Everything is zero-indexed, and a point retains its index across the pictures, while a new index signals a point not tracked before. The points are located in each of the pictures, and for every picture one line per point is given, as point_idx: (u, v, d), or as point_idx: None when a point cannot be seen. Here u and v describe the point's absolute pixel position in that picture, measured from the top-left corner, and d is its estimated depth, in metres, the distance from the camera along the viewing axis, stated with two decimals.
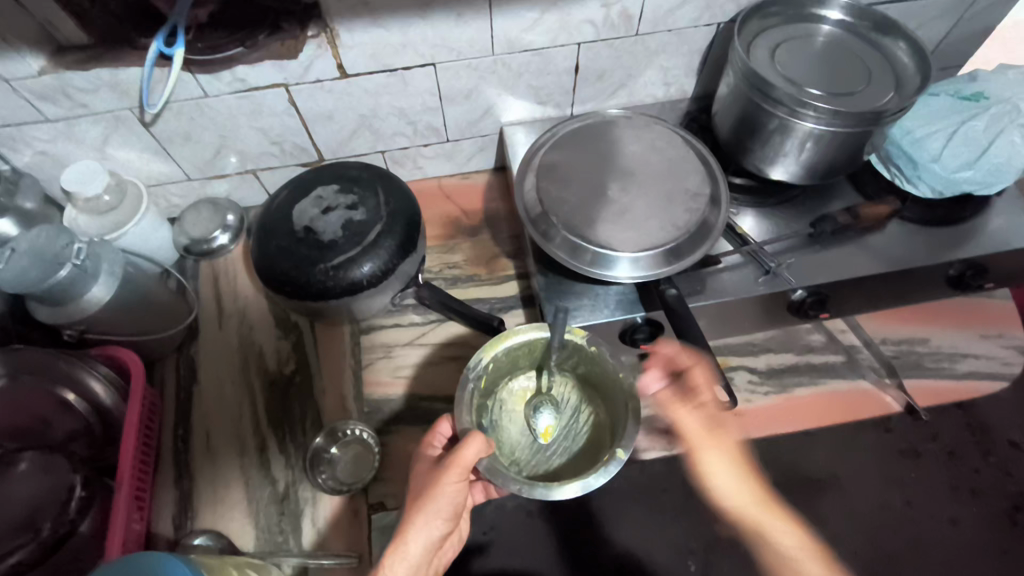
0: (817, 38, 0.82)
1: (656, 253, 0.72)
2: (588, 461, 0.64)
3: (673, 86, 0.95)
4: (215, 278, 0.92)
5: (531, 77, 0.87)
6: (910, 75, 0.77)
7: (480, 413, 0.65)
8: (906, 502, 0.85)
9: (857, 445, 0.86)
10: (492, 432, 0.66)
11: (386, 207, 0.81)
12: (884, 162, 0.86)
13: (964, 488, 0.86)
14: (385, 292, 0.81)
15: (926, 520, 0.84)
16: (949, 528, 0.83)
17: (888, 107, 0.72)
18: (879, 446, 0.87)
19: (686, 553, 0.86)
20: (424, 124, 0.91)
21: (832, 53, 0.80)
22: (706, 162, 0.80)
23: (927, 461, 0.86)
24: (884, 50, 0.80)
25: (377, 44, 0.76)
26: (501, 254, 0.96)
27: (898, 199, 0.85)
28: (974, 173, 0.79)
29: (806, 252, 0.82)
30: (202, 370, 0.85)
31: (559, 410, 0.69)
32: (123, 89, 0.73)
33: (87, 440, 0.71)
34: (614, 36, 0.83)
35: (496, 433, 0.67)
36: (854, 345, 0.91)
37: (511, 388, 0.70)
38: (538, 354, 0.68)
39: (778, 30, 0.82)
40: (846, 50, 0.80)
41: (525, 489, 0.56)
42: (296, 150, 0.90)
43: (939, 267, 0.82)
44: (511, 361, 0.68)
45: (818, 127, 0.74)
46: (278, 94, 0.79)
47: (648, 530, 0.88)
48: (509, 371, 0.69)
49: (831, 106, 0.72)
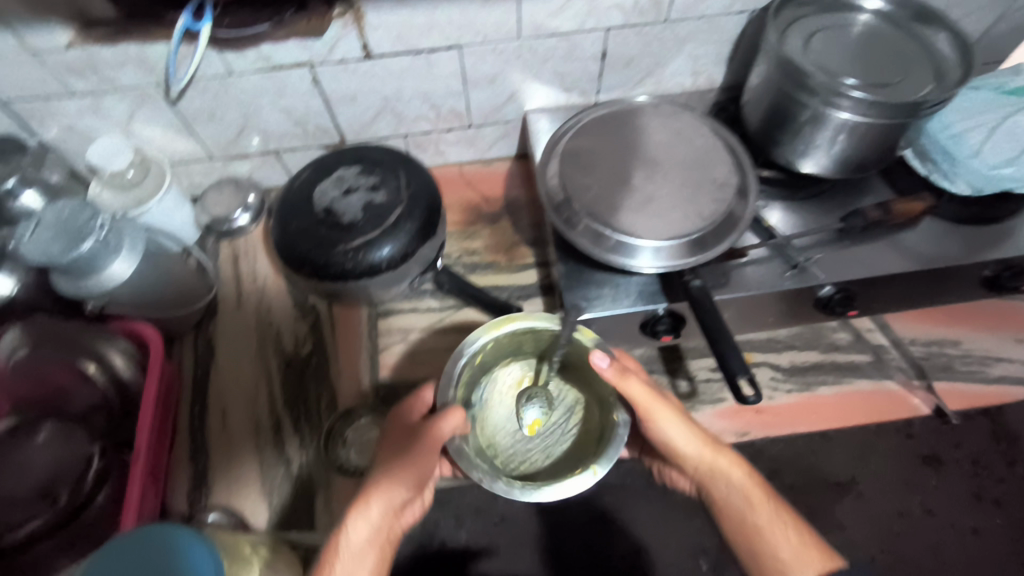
0: (855, 27, 0.79)
1: (681, 243, 0.70)
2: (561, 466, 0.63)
3: (701, 75, 0.93)
4: (235, 258, 0.93)
5: (556, 62, 0.86)
6: (951, 66, 0.75)
7: (469, 391, 0.65)
8: (927, 510, 0.82)
9: (877, 450, 0.84)
10: (477, 412, 0.66)
11: (407, 190, 0.80)
12: (920, 158, 0.82)
13: (987, 498, 0.83)
14: (404, 276, 0.80)
15: (946, 529, 0.82)
16: (970, 538, 0.81)
17: (927, 98, 0.70)
18: (901, 452, 0.84)
19: (697, 552, 0.85)
20: (447, 108, 0.90)
21: (870, 43, 0.77)
22: (735, 152, 0.78)
23: (949, 469, 0.84)
24: (925, 41, 0.77)
25: (403, 25, 0.75)
26: (520, 242, 0.94)
27: (934, 196, 0.82)
28: (1017, 168, 0.75)
29: (835, 247, 0.80)
30: (221, 349, 0.85)
31: (552, 405, 0.68)
32: (149, 64, 0.73)
33: (106, 414, 0.72)
34: (644, 22, 0.81)
35: (481, 413, 0.67)
36: (882, 345, 0.88)
37: (508, 371, 0.70)
38: (544, 342, 0.67)
39: (813, 18, 0.80)
40: (883, 40, 0.78)
41: (488, 479, 0.57)
42: (318, 132, 0.90)
43: (974, 266, 0.80)
44: (516, 343, 0.67)
45: (851, 118, 0.72)
46: (302, 74, 0.78)
47: (660, 527, 0.86)
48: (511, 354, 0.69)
49: (867, 96, 0.70)
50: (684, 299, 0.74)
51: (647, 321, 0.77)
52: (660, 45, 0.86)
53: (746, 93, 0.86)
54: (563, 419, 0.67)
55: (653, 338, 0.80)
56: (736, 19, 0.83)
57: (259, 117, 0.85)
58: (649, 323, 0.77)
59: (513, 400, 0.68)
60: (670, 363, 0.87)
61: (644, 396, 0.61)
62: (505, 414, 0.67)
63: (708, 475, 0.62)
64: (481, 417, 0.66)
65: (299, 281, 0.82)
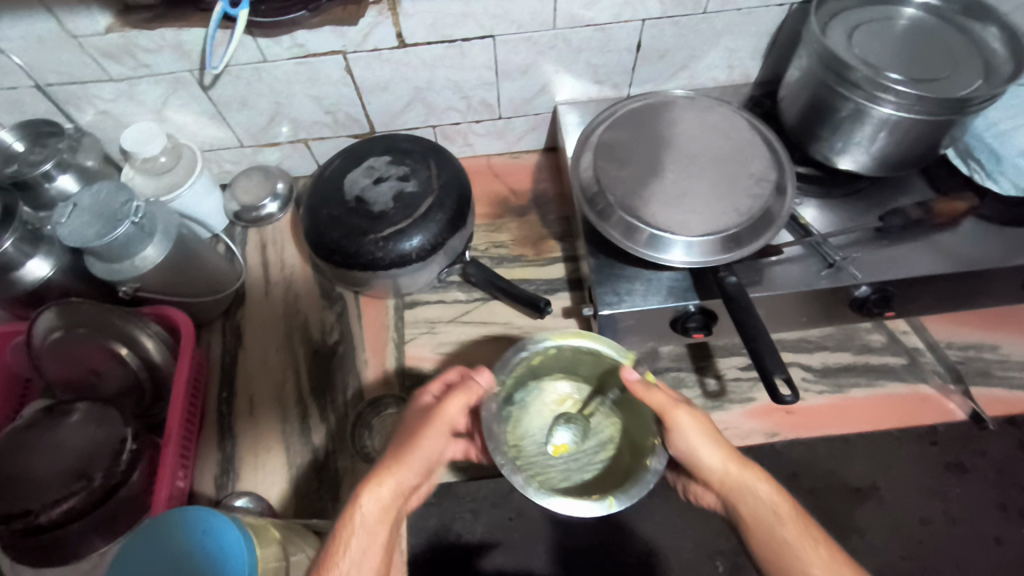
0: (900, 21, 0.77)
1: (716, 238, 0.69)
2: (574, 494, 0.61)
3: (736, 69, 0.91)
4: (263, 245, 0.93)
5: (590, 54, 0.85)
6: (1000, 62, 0.72)
7: (514, 387, 0.66)
8: (948, 518, 0.82)
9: (898, 455, 0.83)
10: (513, 411, 0.66)
11: (437, 181, 0.79)
12: (963, 157, 0.80)
13: (1013, 507, 0.82)
14: (432, 267, 0.80)
15: (969, 537, 0.81)
16: (993, 548, 0.80)
17: (975, 94, 0.68)
18: (924, 458, 0.83)
19: (714, 553, 0.84)
20: (478, 99, 0.90)
21: (915, 37, 0.75)
22: (772, 147, 0.77)
23: (972, 478, 0.83)
24: (973, 36, 0.75)
25: (438, 13, 0.74)
26: (548, 235, 0.94)
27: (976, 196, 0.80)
28: None
29: (872, 246, 0.78)
30: (248, 335, 0.86)
31: (586, 436, 0.66)
32: (185, 50, 0.73)
33: (137, 397, 0.73)
34: (681, 13, 0.80)
35: (517, 414, 0.67)
36: (917, 348, 0.86)
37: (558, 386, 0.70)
38: (603, 370, 0.66)
39: (857, 11, 0.78)
40: (929, 35, 0.76)
41: (507, 469, 0.55)
42: (348, 121, 0.90)
43: (1016, 269, 0.78)
44: (575, 361, 0.67)
45: (895, 113, 0.70)
46: (335, 62, 0.78)
47: (678, 526, 0.85)
48: (567, 371, 0.68)
49: (912, 91, 0.68)
50: (716, 296, 0.73)
51: (678, 317, 0.76)
52: (696, 37, 0.84)
53: (783, 88, 0.84)
54: (591, 453, 0.65)
55: (683, 335, 0.79)
56: (776, 11, 0.82)
57: (290, 105, 0.84)
58: (680, 319, 0.76)
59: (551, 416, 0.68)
60: (698, 361, 0.86)
61: (664, 403, 0.57)
62: (538, 425, 0.67)
63: (733, 490, 0.57)
64: (516, 417, 0.67)
65: (327, 270, 0.82)
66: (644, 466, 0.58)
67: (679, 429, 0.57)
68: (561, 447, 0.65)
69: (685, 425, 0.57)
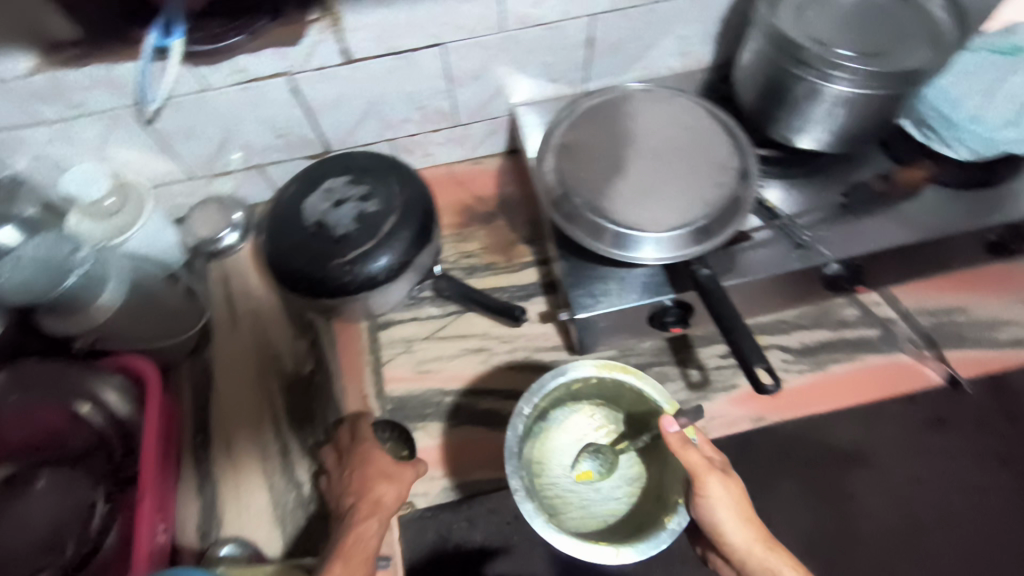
0: None
1: (685, 231, 0.69)
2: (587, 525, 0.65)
3: (690, 56, 0.91)
4: (227, 278, 0.90)
5: (542, 53, 0.83)
6: (946, 31, 0.73)
7: (548, 408, 0.70)
8: (935, 473, 0.83)
9: (881, 419, 0.84)
10: (543, 431, 0.71)
11: (399, 197, 0.77)
12: (917, 125, 0.82)
13: (992, 456, 0.84)
14: (402, 285, 0.78)
15: (955, 488, 0.83)
16: (977, 497, 0.83)
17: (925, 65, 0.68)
18: (905, 418, 0.84)
19: None
20: (433, 108, 0.88)
21: (862, 11, 0.76)
22: (732, 132, 0.76)
23: (955, 431, 0.85)
24: (917, 6, 0.76)
25: (382, 26, 0.72)
26: (518, 240, 0.92)
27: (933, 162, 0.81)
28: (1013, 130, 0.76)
29: (838, 223, 0.79)
30: (218, 374, 0.83)
31: (611, 468, 0.70)
32: (119, 85, 0.69)
33: (105, 452, 0.69)
34: (629, 5, 0.79)
35: (547, 435, 0.71)
36: (891, 318, 0.87)
37: (594, 413, 0.73)
38: (642, 409, 0.69)
39: None
40: (875, 8, 0.76)
41: (521, 494, 0.60)
42: (301, 142, 0.87)
43: (977, 232, 0.79)
44: (618, 393, 0.70)
45: (849, 90, 0.71)
46: (281, 84, 0.75)
47: None
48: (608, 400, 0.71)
49: (863, 66, 0.69)
50: (691, 288, 0.72)
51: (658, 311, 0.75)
52: (648, 28, 0.83)
53: (737, 71, 0.84)
54: (611, 489, 0.69)
55: (661, 330, 0.79)
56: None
57: (238, 131, 0.81)
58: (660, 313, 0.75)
59: (582, 441, 0.72)
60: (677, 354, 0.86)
61: (702, 469, 0.60)
62: (567, 448, 0.71)
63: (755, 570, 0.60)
64: (546, 438, 0.71)
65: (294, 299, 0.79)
66: (662, 522, 0.61)
67: (712, 496, 0.60)
68: (584, 475, 0.70)
69: (716, 495, 0.60)
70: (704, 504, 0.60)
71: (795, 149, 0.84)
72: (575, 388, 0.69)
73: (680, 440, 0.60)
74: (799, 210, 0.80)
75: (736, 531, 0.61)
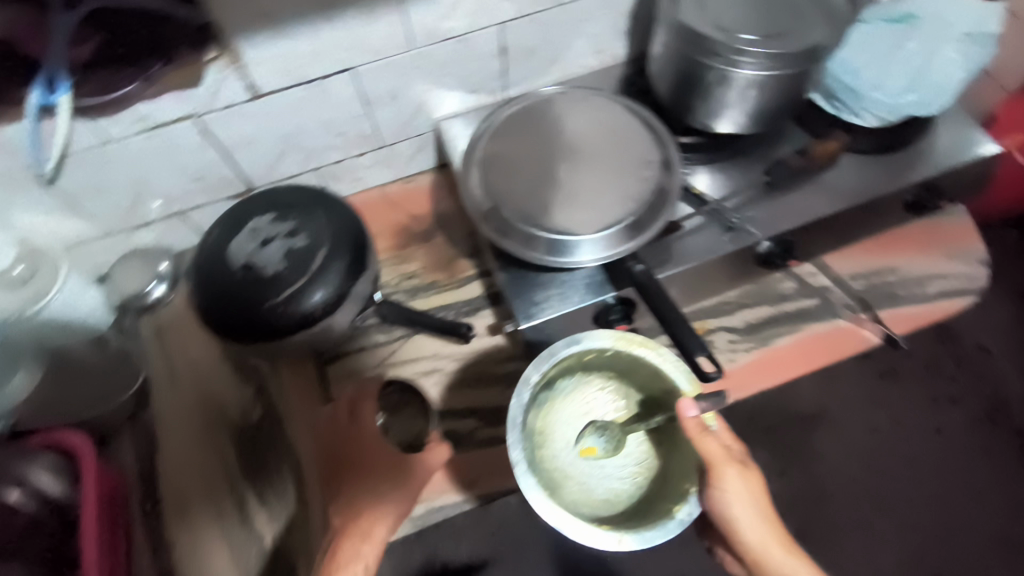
0: None
1: (617, 229, 0.69)
2: (588, 504, 0.59)
3: (604, 53, 0.91)
4: (161, 332, 0.86)
5: (457, 66, 0.83)
6: (840, 5, 0.76)
7: (555, 376, 0.62)
8: None
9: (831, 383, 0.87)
10: (545, 403, 0.63)
11: (327, 230, 0.75)
12: (828, 99, 0.85)
13: None
14: (343, 317, 0.76)
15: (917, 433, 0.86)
16: None
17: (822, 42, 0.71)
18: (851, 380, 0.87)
19: None
20: (354, 133, 0.86)
21: None
22: (652, 126, 0.77)
23: None
24: None
25: (287, 57, 0.70)
26: (458, 255, 0.92)
27: (845, 132, 0.84)
28: (916, 95, 0.79)
29: (764, 201, 0.80)
30: (163, 434, 0.80)
31: (616, 448, 0.63)
32: (11, 147, 0.65)
33: (44, 537, 0.65)
34: (535, 10, 0.79)
35: (547, 409, 0.63)
36: (827, 285, 0.90)
37: (602, 384, 0.66)
38: (658, 387, 0.62)
39: None
40: None
41: (522, 466, 0.54)
42: (222, 183, 0.84)
43: (895, 193, 0.82)
44: (632, 367, 0.62)
45: (756, 74, 0.73)
46: (189, 127, 0.72)
47: None
48: (619, 373, 0.64)
49: (766, 49, 0.71)
50: (630, 284, 0.72)
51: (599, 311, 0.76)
52: (558, 30, 0.84)
53: (651, 63, 0.85)
54: (618, 468, 0.63)
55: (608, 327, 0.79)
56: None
57: (150, 180, 0.78)
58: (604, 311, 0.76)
59: (588, 416, 0.65)
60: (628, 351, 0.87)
61: (719, 459, 0.55)
62: (569, 422, 0.65)
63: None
64: (548, 407, 0.63)
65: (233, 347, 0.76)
66: (670, 512, 0.56)
67: (726, 488, 0.56)
68: (587, 451, 0.63)
69: (728, 487, 0.56)
70: (717, 495, 0.56)
71: (716, 134, 0.85)
72: (586, 358, 0.62)
73: (697, 426, 0.56)
74: (726, 194, 0.82)
75: (749, 522, 0.58)
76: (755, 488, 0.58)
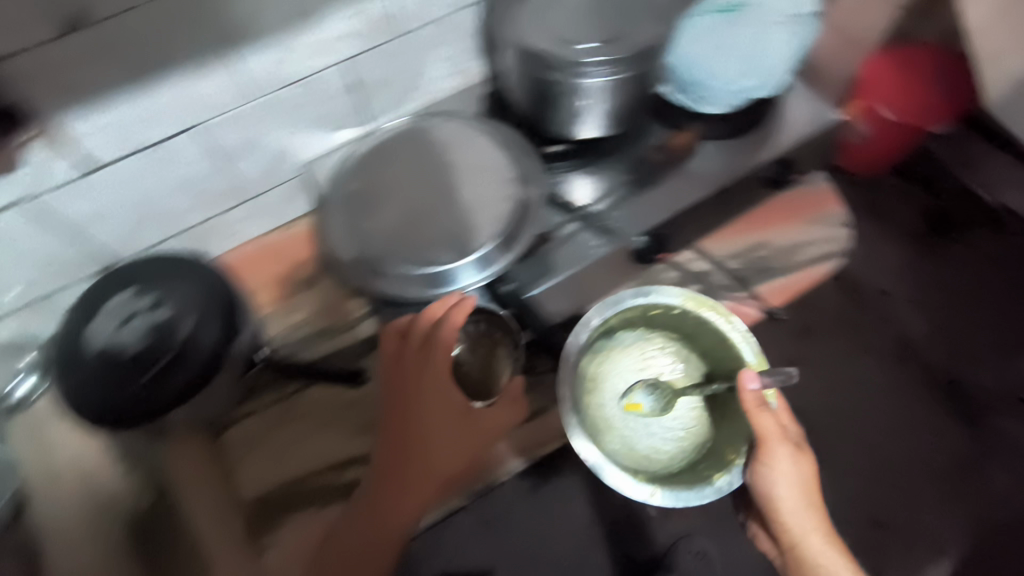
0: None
1: (488, 250, 0.71)
2: (630, 458, 0.67)
3: (460, 73, 0.92)
4: (32, 429, 0.79)
5: (308, 108, 0.81)
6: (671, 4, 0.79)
7: (601, 334, 0.71)
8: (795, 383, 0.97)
9: None
10: (602, 353, 0.72)
11: (195, 295, 0.72)
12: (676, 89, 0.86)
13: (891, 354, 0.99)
14: (226, 385, 0.72)
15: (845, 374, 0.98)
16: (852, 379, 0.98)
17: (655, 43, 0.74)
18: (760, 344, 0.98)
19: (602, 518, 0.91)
20: (213, 190, 0.82)
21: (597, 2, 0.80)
22: (513, 141, 0.78)
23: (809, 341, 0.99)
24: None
25: (116, 126, 0.67)
26: (348, 294, 0.90)
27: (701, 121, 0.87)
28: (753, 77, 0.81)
29: (634, 199, 0.83)
30: (44, 539, 0.74)
31: (665, 411, 0.70)
32: None
33: None
34: (378, 43, 0.79)
35: (602, 360, 0.72)
36: (705, 269, 0.95)
37: (659, 348, 0.74)
38: (718, 357, 0.69)
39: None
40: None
41: (568, 405, 0.65)
42: (75, 264, 0.79)
43: (751, 173, 0.87)
44: (692, 330, 0.71)
45: (601, 81, 0.75)
46: (17, 213, 0.68)
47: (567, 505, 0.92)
48: (688, 336, 0.72)
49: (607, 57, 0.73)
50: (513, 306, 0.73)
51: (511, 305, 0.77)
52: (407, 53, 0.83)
53: (505, 80, 0.86)
54: (664, 429, 0.69)
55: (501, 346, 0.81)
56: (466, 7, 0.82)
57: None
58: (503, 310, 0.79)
59: (642, 373, 0.72)
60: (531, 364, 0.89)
61: (775, 442, 0.60)
62: (625, 371, 0.72)
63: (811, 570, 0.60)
64: (606, 357, 0.72)
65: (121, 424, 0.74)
66: (708, 479, 0.63)
67: (773, 467, 0.61)
68: (633, 407, 0.70)
69: (774, 467, 0.61)
70: (765, 475, 0.61)
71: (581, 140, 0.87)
72: (652, 313, 0.71)
73: (755, 402, 0.61)
74: (598, 198, 0.84)
75: (796, 510, 0.62)
76: (807, 483, 0.63)
